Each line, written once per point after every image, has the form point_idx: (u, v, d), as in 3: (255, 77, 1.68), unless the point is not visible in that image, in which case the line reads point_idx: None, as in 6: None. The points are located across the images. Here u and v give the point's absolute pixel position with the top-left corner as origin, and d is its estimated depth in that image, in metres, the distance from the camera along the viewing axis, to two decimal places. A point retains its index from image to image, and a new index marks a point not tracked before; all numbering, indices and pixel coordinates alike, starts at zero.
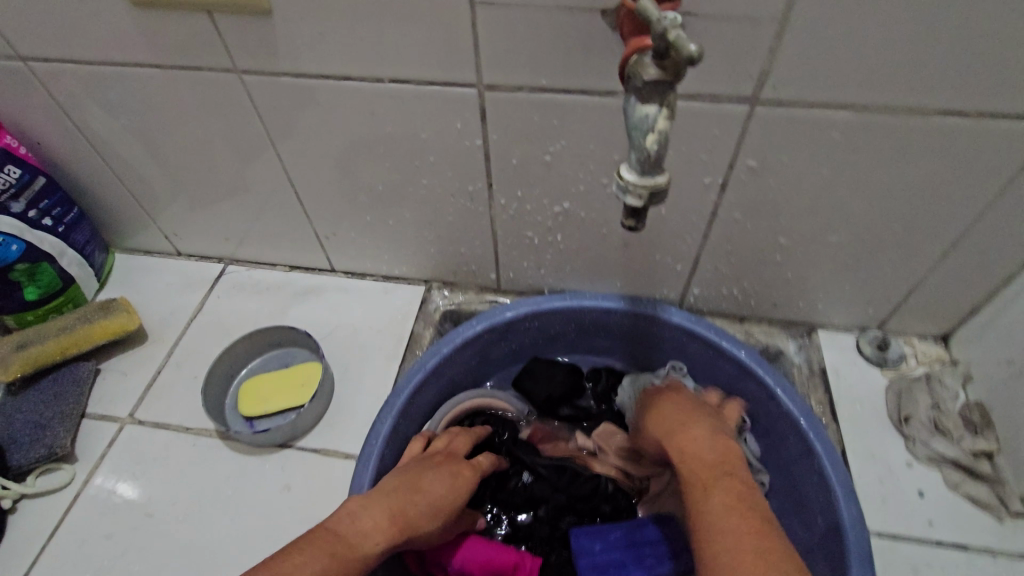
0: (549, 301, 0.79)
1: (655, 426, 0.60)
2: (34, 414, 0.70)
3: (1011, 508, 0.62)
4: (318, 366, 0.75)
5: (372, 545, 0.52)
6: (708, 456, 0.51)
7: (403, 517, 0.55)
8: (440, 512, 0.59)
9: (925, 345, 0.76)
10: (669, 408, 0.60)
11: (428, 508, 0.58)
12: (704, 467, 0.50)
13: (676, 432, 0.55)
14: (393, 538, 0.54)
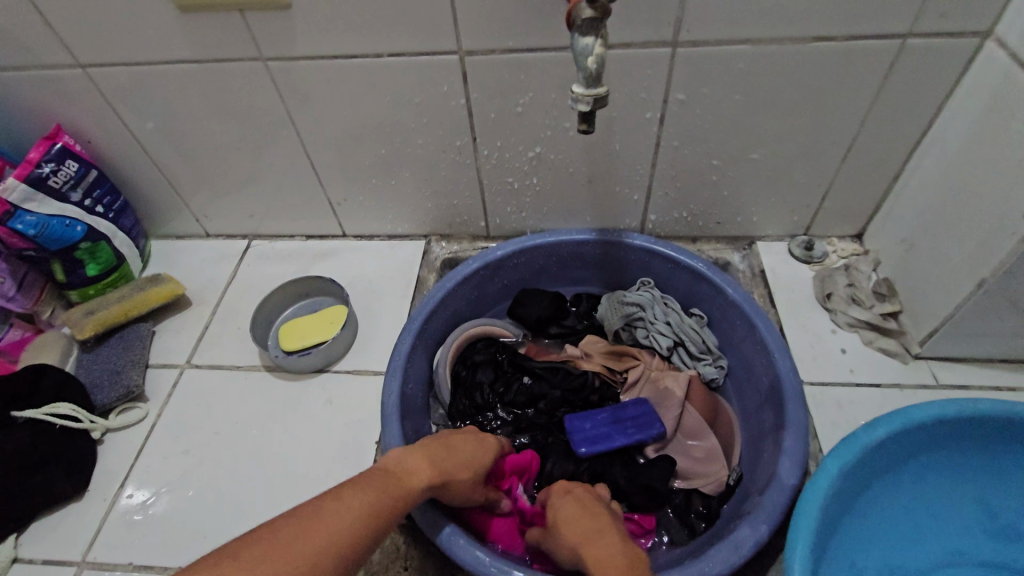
0: (533, 239, 0.94)
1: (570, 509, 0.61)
2: (109, 364, 0.83)
3: (911, 351, 0.78)
4: (343, 308, 0.89)
5: (423, 476, 0.58)
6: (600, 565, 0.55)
7: (435, 473, 0.59)
8: (483, 467, 0.64)
9: (843, 243, 0.92)
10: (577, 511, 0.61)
11: (477, 457, 0.64)
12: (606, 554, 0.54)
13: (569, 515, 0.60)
14: (435, 473, 0.59)
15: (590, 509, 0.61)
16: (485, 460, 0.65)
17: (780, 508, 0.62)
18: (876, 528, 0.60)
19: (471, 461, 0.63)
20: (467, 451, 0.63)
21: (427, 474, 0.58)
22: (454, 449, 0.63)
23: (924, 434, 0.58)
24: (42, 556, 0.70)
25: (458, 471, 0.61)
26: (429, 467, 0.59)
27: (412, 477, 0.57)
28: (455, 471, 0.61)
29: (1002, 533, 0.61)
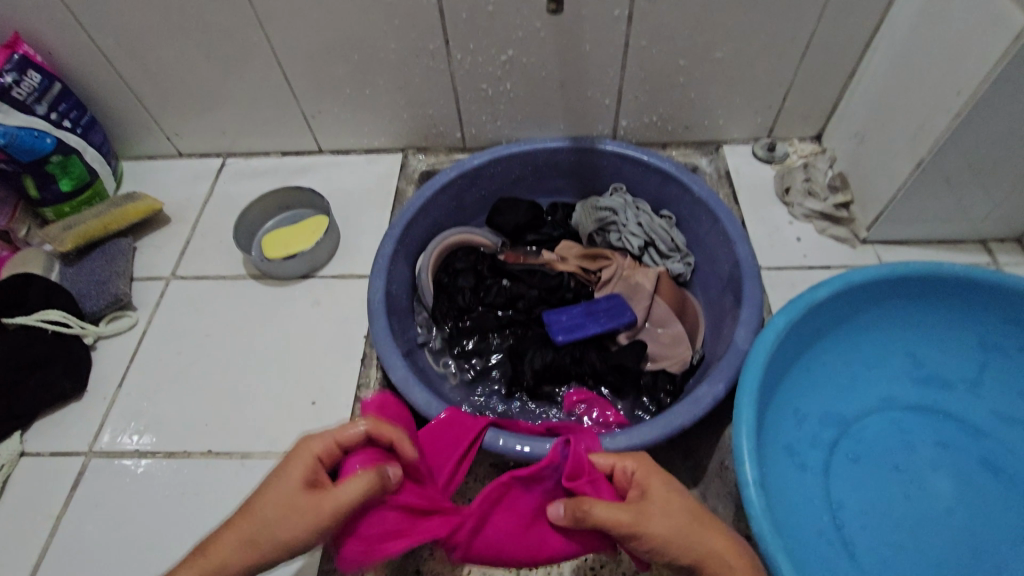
0: (508, 148, 0.96)
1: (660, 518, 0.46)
2: (94, 275, 0.84)
3: (859, 236, 0.84)
4: (324, 218, 0.90)
5: (215, 568, 0.46)
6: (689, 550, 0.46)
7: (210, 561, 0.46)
8: (275, 500, 0.46)
9: (802, 144, 0.97)
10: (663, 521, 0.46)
11: (261, 512, 0.46)
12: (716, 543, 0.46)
13: (659, 517, 0.46)
14: (245, 539, 0.46)
15: (681, 501, 0.48)
16: (273, 487, 0.47)
17: (735, 369, 0.69)
18: (816, 381, 0.67)
19: (250, 522, 0.46)
20: (257, 509, 0.47)
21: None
22: (244, 512, 0.47)
23: (864, 289, 0.65)
24: (50, 449, 0.72)
25: (248, 537, 0.46)
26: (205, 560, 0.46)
27: (216, 548, 0.46)
28: (248, 527, 0.46)
29: (929, 380, 0.68)
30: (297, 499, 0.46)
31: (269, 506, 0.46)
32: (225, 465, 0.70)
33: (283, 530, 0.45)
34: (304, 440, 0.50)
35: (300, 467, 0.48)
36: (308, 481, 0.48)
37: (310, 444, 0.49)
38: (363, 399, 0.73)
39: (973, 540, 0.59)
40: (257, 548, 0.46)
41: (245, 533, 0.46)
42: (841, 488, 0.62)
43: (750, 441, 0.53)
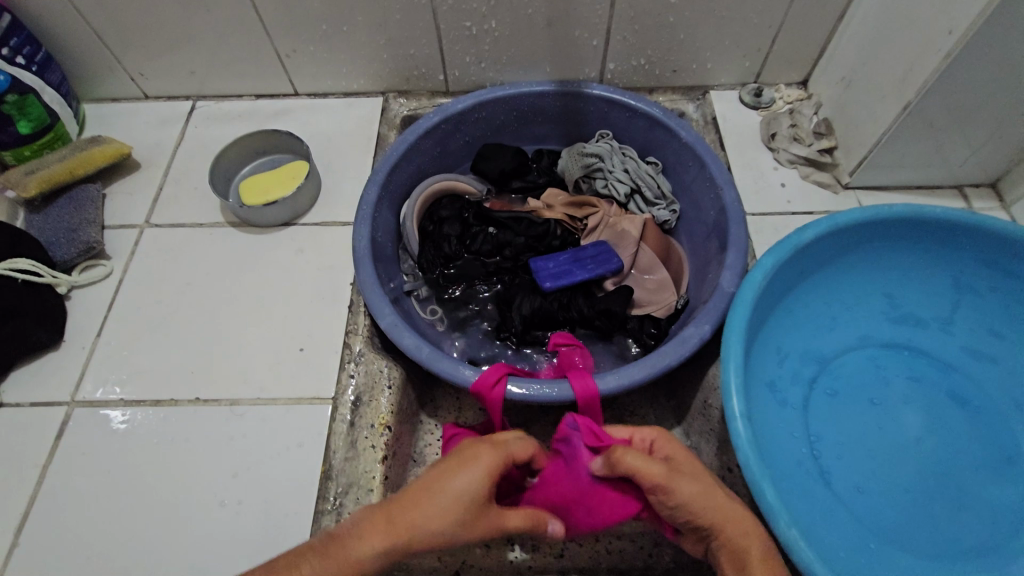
0: (493, 91, 0.94)
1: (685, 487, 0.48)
2: (62, 223, 0.80)
3: (842, 182, 0.86)
4: (304, 164, 0.87)
5: (417, 532, 0.45)
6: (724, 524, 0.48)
7: (392, 529, 0.45)
8: (469, 490, 0.47)
9: (788, 90, 0.97)
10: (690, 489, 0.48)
11: (452, 501, 0.46)
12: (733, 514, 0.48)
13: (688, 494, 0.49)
14: (420, 526, 0.45)
15: (703, 481, 0.49)
16: (468, 477, 0.47)
17: (720, 310, 0.70)
18: (797, 321, 0.69)
19: (454, 502, 0.46)
20: (444, 502, 0.46)
21: (380, 540, 0.45)
22: (437, 490, 0.47)
23: (846, 232, 0.66)
24: (29, 400, 0.70)
25: (437, 515, 0.46)
26: (393, 535, 0.45)
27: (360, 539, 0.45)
28: (434, 508, 0.46)
29: (903, 320, 0.71)
30: (483, 508, 0.47)
31: (437, 497, 0.46)
32: (215, 412, 0.69)
33: (460, 523, 0.46)
34: (483, 446, 0.50)
35: (485, 464, 0.48)
36: (488, 490, 0.48)
37: (493, 452, 0.49)
38: (351, 346, 0.73)
39: (939, 466, 0.63)
40: (437, 535, 0.45)
41: (434, 509, 0.46)
42: (818, 422, 0.65)
43: (737, 375, 0.55)
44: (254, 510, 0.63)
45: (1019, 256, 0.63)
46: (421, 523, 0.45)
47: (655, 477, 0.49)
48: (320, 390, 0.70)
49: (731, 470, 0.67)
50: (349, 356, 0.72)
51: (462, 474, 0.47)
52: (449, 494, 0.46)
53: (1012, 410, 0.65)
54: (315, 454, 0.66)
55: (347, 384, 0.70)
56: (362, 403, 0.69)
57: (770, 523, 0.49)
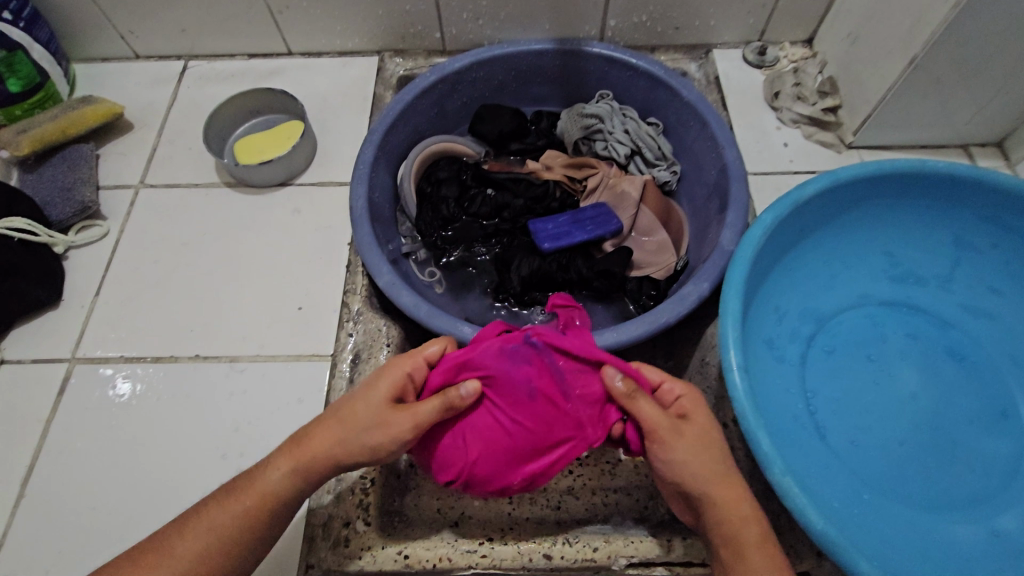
0: (491, 49, 0.92)
1: (696, 466, 0.50)
2: (56, 182, 0.79)
3: (845, 141, 0.84)
4: (299, 124, 0.86)
5: (321, 446, 0.51)
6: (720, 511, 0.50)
7: (300, 453, 0.51)
8: (368, 400, 0.51)
9: (793, 48, 0.95)
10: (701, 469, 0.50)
11: (351, 414, 0.51)
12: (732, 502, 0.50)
13: (703, 472, 0.50)
14: (337, 436, 0.51)
15: (704, 446, 0.51)
16: (366, 389, 0.52)
17: (720, 268, 0.70)
18: (797, 279, 0.69)
19: (355, 414, 0.51)
20: (345, 415, 0.51)
21: (288, 464, 0.51)
22: (340, 409, 0.52)
23: (848, 188, 0.65)
24: (30, 357, 0.71)
25: (342, 426, 0.51)
26: (300, 454, 0.51)
27: (269, 473, 0.51)
28: (338, 422, 0.51)
29: (902, 278, 0.71)
30: (385, 410, 0.50)
31: (339, 421, 0.51)
32: (214, 369, 0.69)
33: (364, 430, 0.50)
34: (394, 359, 0.54)
35: (389, 381, 0.52)
36: (392, 398, 0.51)
37: (401, 362, 0.53)
38: (349, 306, 0.73)
39: (934, 420, 0.63)
40: (344, 443, 0.51)
41: (336, 423, 0.51)
42: (815, 378, 0.66)
43: (735, 329, 0.55)
44: (256, 462, 0.63)
45: (1021, 211, 0.63)
46: (331, 449, 0.51)
47: (685, 455, 0.51)
48: (318, 348, 0.70)
49: (727, 426, 0.67)
50: (348, 314, 0.72)
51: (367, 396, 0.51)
52: (352, 414, 0.51)
53: (1008, 365, 0.65)
54: (315, 409, 0.66)
55: (346, 342, 0.71)
56: (362, 360, 0.69)
57: (766, 471, 0.50)
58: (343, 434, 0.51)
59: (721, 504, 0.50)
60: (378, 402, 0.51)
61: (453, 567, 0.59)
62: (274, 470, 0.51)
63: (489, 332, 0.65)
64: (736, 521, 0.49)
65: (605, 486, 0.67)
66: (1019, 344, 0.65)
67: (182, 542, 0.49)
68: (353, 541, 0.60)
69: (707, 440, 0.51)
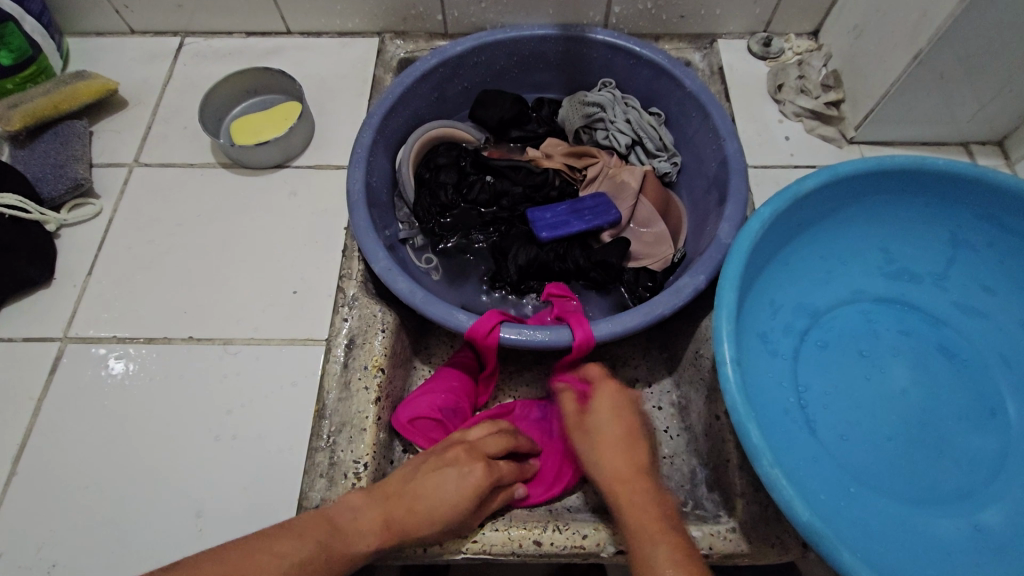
0: (493, 34, 0.90)
1: (617, 462, 0.60)
2: (49, 159, 0.78)
3: (847, 136, 0.84)
4: (297, 105, 0.85)
5: (362, 545, 0.54)
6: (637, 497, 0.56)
7: (331, 550, 0.52)
8: (440, 502, 0.56)
9: (799, 40, 0.94)
10: (616, 460, 0.59)
11: (418, 517, 0.56)
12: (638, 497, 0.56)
13: (615, 461, 0.60)
14: (394, 517, 0.55)
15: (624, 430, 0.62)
16: (443, 492, 0.56)
17: (717, 260, 0.70)
18: (793, 273, 0.69)
19: (423, 514, 0.56)
20: (408, 515, 0.56)
21: (358, 538, 0.54)
22: (402, 503, 0.56)
23: (847, 182, 0.65)
24: (21, 335, 0.70)
25: (401, 524, 0.55)
26: (341, 555, 0.52)
27: (313, 534, 0.52)
28: (398, 524, 0.55)
29: (897, 274, 0.70)
30: (467, 483, 0.57)
31: (424, 494, 0.57)
32: (208, 350, 0.69)
33: (429, 530, 0.56)
34: (463, 457, 0.60)
35: (469, 464, 0.59)
36: (471, 509, 0.57)
37: (460, 447, 0.61)
38: (344, 291, 0.73)
39: (924, 417, 0.63)
40: (390, 539, 0.55)
41: (393, 524, 0.55)
42: (807, 372, 0.65)
43: (730, 321, 0.54)
44: (249, 446, 0.63)
45: (1018, 210, 0.62)
46: (421, 520, 0.56)
47: (603, 441, 0.61)
48: (314, 333, 0.70)
49: (719, 418, 0.67)
50: (343, 299, 0.72)
51: (438, 473, 0.58)
52: (433, 490, 0.57)
53: (999, 364, 0.65)
54: (309, 394, 0.67)
55: (340, 327, 0.70)
56: (356, 346, 0.69)
57: (755, 464, 0.49)
58: (437, 508, 0.56)
59: (626, 487, 0.57)
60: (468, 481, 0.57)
61: (444, 552, 0.59)
62: (319, 532, 0.53)
63: (485, 325, 0.66)
64: (638, 509, 0.55)
65: None
66: (1010, 343, 0.65)
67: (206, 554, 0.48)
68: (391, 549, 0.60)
69: (629, 430, 0.62)
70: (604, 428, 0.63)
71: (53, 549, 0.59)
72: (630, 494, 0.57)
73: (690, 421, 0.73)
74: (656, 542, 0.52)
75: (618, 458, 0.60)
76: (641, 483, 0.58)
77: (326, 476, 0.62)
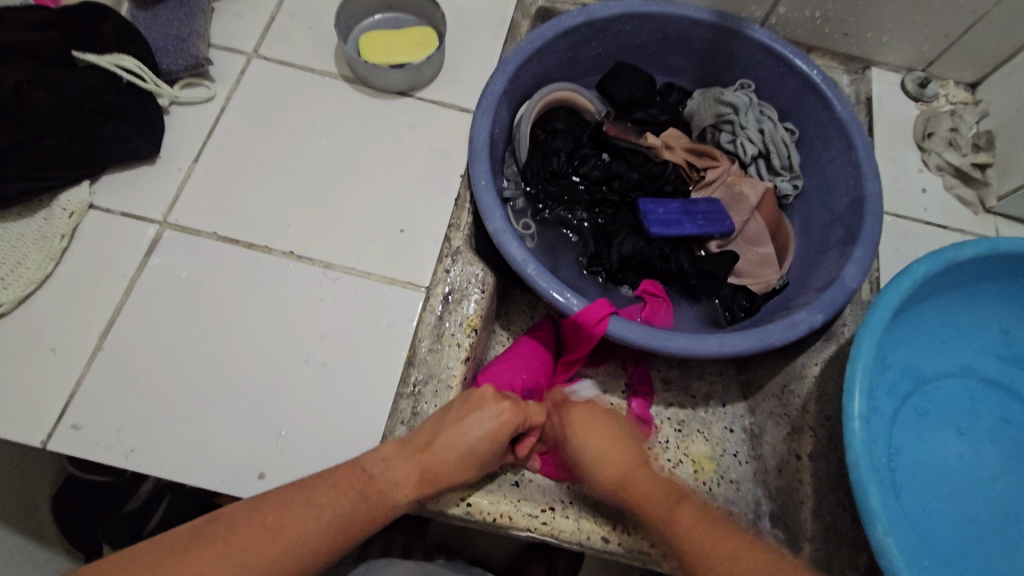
0: (647, 4, 0.84)
1: (594, 444, 0.59)
2: (172, 29, 0.74)
3: (985, 204, 0.80)
4: (433, 34, 0.80)
5: (399, 495, 0.53)
6: (653, 492, 0.55)
7: (368, 500, 0.51)
8: (469, 451, 0.55)
9: (955, 89, 0.89)
10: (615, 463, 0.57)
11: (450, 467, 0.55)
12: (649, 486, 0.55)
13: (608, 459, 0.58)
14: (417, 471, 0.54)
15: (606, 432, 0.60)
16: (469, 438, 0.55)
17: (838, 302, 0.68)
18: (911, 332, 0.66)
19: (451, 462, 0.55)
20: (439, 461, 0.54)
21: (394, 488, 0.53)
22: (430, 454, 0.54)
23: (1002, 259, 0.62)
24: (119, 209, 0.68)
25: (435, 472, 0.54)
26: (380, 502, 0.52)
27: (345, 490, 0.51)
28: (431, 475, 0.54)
29: (1012, 360, 0.69)
30: (484, 437, 0.55)
31: (445, 450, 0.54)
32: (308, 271, 0.67)
33: (456, 474, 0.55)
34: (484, 400, 0.57)
35: (484, 417, 0.56)
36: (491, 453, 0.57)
37: (473, 401, 0.57)
38: (450, 241, 0.70)
39: (1007, 507, 0.63)
40: (426, 487, 0.54)
41: (427, 474, 0.54)
42: (901, 437, 0.65)
43: (865, 376, 0.54)
44: (339, 376, 0.63)
45: None
46: (447, 472, 0.55)
47: (644, 433, 0.63)
48: (415, 278, 0.68)
49: (798, 458, 0.67)
50: (448, 250, 0.69)
51: (450, 432, 0.55)
52: (454, 444, 0.55)
53: None
54: (402, 338, 0.65)
55: (442, 278, 0.68)
56: (453, 301, 0.66)
57: (867, 527, 0.50)
58: (463, 461, 0.55)
59: (638, 478, 0.56)
60: (477, 434, 0.55)
61: (512, 525, 0.59)
62: (349, 483, 0.51)
63: (595, 316, 0.65)
64: (648, 495, 0.55)
65: None
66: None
67: (311, 508, 0.49)
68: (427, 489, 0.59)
69: (624, 434, 0.61)
70: (647, 423, 0.63)
71: (130, 434, 0.59)
72: (643, 485, 0.55)
73: (761, 452, 0.74)
74: (673, 513, 0.52)
75: (600, 443, 0.59)
76: (685, 465, 0.59)
77: (407, 425, 0.61)
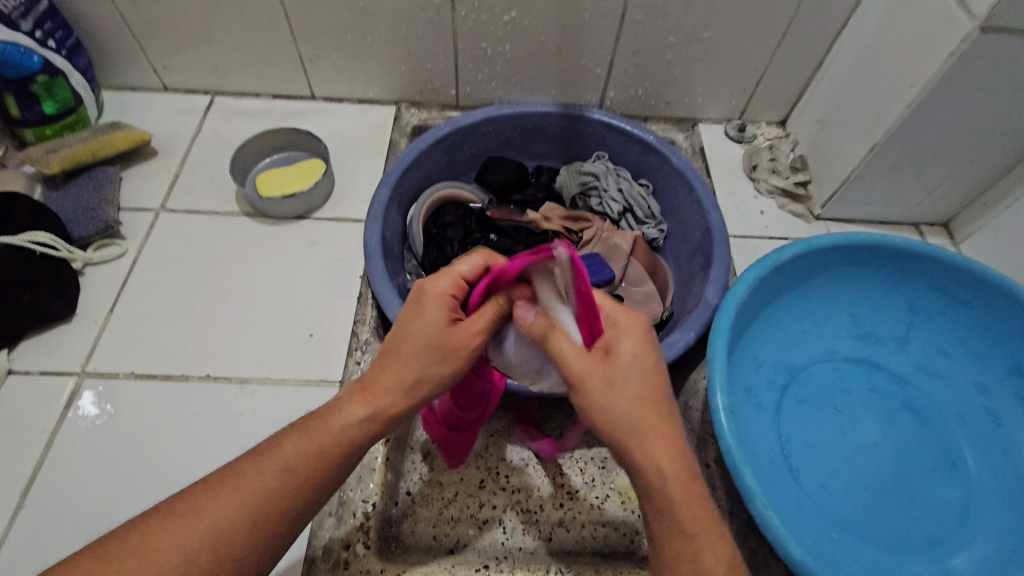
0: (501, 109, 1.00)
1: (618, 407, 0.42)
2: (82, 202, 0.83)
3: (814, 213, 0.95)
4: (320, 163, 0.91)
5: (354, 432, 0.46)
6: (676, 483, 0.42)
7: (327, 445, 0.46)
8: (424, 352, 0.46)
9: (769, 128, 1.07)
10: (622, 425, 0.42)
11: (410, 376, 0.46)
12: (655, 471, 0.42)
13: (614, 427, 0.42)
14: (364, 409, 0.47)
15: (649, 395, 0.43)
16: (425, 331, 0.46)
17: (704, 319, 0.77)
18: (772, 331, 0.76)
19: (405, 361, 0.46)
20: (381, 379, 0.47)
21: (359, 413, 0.47)
22: (389, 367, 0.47)
23: (821, 253, 0.73)
24: (38, 368, 0.72)
25: (398, 388, 0.46)
26: (332, 444, 0.46)
27: (293, 443, 0.46)
28: (393, 393, 0.46)
29: (864, 336, 0.79)
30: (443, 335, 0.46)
31: (402, 360, 0.46)
32: (225, 389, 0.72)
33: (419, 366, 0.46)
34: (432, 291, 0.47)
35: (434, 305, 0.47)
36: (449, 315, 0.47)
37: (437, 281, 0.47)
38: (358, 335, 0.77)
39: (894, 466, 0.70)
40: (386, 410, 0.47)
41: (390, 393, 0.46)
42: (789, 425, 0.72)
43: (722, 374, 0.62)
44: None
45: (966, 283, 0.71)
46: (412, 380, 0.46)
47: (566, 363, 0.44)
48: (328, 374, 0.74)
49: (708, 466, 0.72)
50: (357, 344, 0.76)
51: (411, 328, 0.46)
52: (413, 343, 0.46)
53: (955, 421, 0.73)
54: None
55: (354, 370, 0.74)
56: None
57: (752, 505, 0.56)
58: (422, 364, 0.46)
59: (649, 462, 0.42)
60: (429, 327, 0.46)
61: None
62: (303, 436, 0.46)
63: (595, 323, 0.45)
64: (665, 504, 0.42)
65: (593, 520, 0.69)
66: (964, 401, 0.74)
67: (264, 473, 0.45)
68: (353, 562, 0.63)
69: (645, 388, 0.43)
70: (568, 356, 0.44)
71: None
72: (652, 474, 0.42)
73: None
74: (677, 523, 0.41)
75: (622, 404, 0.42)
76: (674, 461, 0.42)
77: (335, 515, 0.65)
